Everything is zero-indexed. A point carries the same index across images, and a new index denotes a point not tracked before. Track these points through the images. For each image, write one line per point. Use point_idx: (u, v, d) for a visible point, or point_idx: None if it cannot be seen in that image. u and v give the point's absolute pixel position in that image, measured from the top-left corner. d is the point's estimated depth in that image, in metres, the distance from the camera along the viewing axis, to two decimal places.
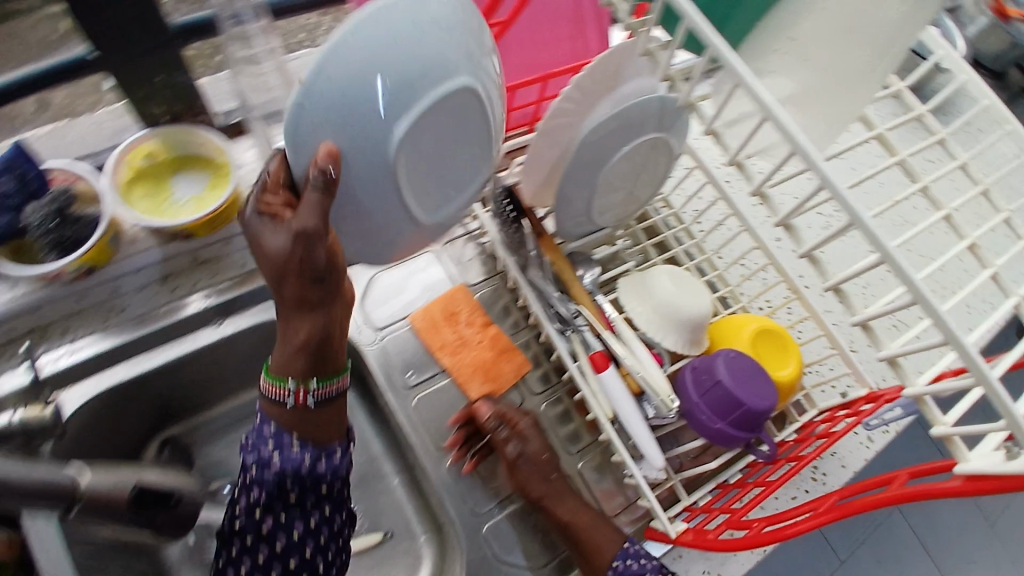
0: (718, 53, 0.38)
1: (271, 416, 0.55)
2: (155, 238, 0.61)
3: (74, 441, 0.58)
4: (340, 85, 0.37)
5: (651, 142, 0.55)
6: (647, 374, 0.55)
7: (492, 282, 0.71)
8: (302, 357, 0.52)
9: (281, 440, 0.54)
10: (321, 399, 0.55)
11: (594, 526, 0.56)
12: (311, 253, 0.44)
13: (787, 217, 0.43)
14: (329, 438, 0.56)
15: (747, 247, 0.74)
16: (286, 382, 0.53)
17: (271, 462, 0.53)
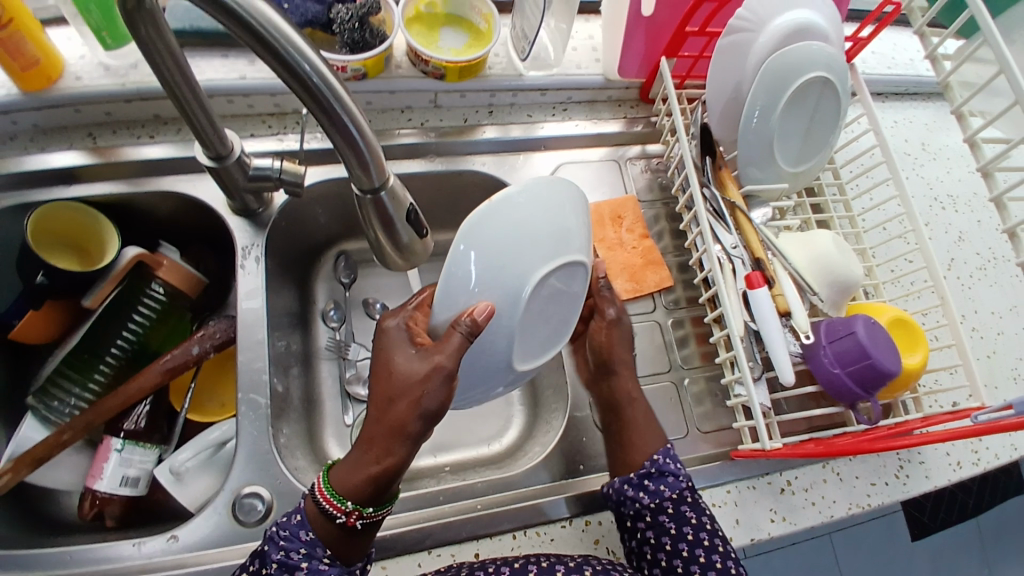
0: (980, 21, 0.52)
1: (313, 526, 0.51)
2: (414, 70, 0.72)
3: (300, 204, 0.73)
4: (498, 226, 0.51)
5: (821, 86, 0.67)
6: (793, 301, 0.62)
7: (654, 207, 0.78)
8: (367, 481, 0.50)
9: (313, 552, 0.50)
10: (368, 523, 0.51)
11: (642, 417, 0.63)
12: (430, 381, 0.50)
13: (988, 167, 0.55)
14: (349, 556, 0.52)
15: (900, 252, 0.78)
16: (345, 501, 0.50)
17: (297, 569, 0.49)
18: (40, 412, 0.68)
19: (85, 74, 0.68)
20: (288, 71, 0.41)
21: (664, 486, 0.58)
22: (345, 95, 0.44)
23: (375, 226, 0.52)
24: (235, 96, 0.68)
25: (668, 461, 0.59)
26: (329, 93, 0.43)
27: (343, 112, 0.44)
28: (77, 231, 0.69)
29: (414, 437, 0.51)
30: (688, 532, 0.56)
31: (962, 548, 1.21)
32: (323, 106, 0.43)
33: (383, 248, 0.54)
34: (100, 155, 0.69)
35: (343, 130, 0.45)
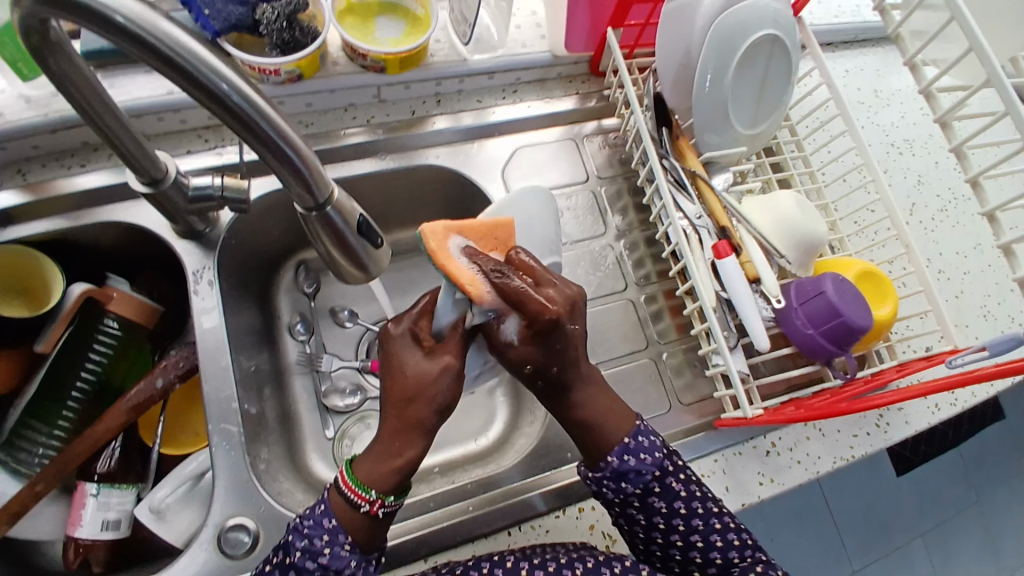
0: None
1: (336, 513, 0.49)
2: (354, 65, 0.69)
3: (251, 217, 0.70)
4: (484, 241, 0.53)
5: (770, 44, 0.66)
6: (761, 267, 0.62)
7: (617, 183, 0.77)
8: (393, 472, 0.49)
9: (336, 539, 0.48)
10: (389, 512, 0.50)
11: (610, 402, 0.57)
12: (443, 374, 0.51)
13: (946, 117, 0.55)
14: (370, 545, 0.50)
15: (862, 203, 0.78)
16: (370, 489, 0.49)
17: (320, 556, 0.48)
18: (8, 464, 0.65)
19: (3, 106, 0.64)
20: (206, 95, 0.39)
21: (659, 512, 0.55)
22: (275, 115, 0.41)
23: (326, 242, 0.50)
24: (166, 113, 0.65)
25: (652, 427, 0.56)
26: (254, 113, 0.40)
27: (273, 132, 0.42)
28: (18, 273, 0.66)
29: (433, 428, 0.52)
30: (698, 540, 0.54)
31: (943, 475, 1.26)
32: (251, 128, 0.41)
33: (341, 262, 0.52)
34: (31, 192, 0.65)
35: (277, 151, 0.42)
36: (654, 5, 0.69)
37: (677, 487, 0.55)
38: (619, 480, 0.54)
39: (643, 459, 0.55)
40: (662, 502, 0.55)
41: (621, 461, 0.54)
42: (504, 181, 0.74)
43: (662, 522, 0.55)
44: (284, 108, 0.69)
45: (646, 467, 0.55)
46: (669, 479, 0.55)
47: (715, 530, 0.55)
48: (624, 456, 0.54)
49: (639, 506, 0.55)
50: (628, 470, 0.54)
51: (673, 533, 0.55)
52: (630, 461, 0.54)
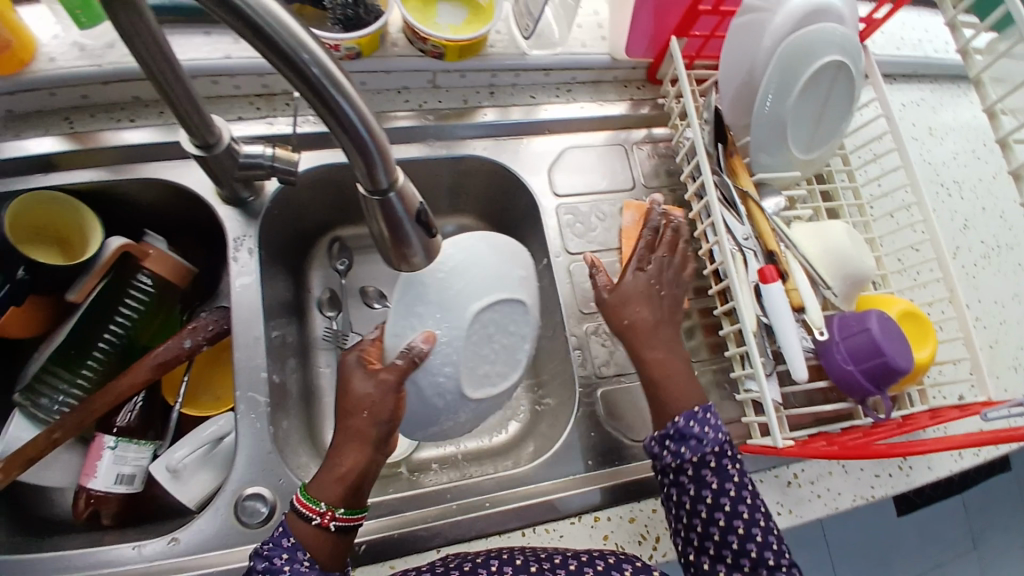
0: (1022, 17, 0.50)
1: (295, 532, 0.50)
2: (412, 49, 0.68)
3: (293, 190, 0.70)
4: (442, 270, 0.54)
5: (834, 70, 0.64)
6: (806, 296, 0.61)
7: (661, 194, 0.76)
8: (345, 488, 0.51)
9: (295, 555, 0.49)
10: (342, 525, 0.51)
11: (677, 380, 0.59)
12: (382, 398, 0.52)
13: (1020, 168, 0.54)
14: (333, 565, 0.50)
15: (909, 242, 0.77)
16: (319, 502, 0.50)
17: (280, 573, 0.47)
18: (28, 409, 0.66)
19: (60, 55, 0.64)
20: (277, 54, 0.35)
21: (710, 486, 0.54)
22: (347, 81, 0.37)
23: (382, 227, 0.44)
24: (221, 78, 0.64)
25: (692, 424, 0.56)
26: (331, 86, 0.36)
27: (343, 99, 0.37)
28: (57, 223, 0.66)
29: (380, 449, 0.53)
30: (740, 526, 0.53)
31: (946, 522, 1.25)
32: (324, 100, 0.37)
33: (398, 261, 0.47)
34: (80, 142, 0.65)
35: (345, 120, 0.38)
36: (722, 18, 0.67)
37: (730, 470, 0.55)
38: (681, 442, 0.55)
39: (706, 433, 0.56)
40: (713, 479, 0.55)
41: (686, 425, 0.55)
42: (550, 182, 0.74)
43: (711, 497, 0.54)
44: None
45: (695, 449, 0.55)
46: (725, 458, 0.55)
47: (757, 525, 0.53)
48: (668, 441, 0.56)
49: (692, 475, 0.55)
50: (690, 435, 0.55)
51: (717, 510, 0.54)
52: (694, 428, 0.56)
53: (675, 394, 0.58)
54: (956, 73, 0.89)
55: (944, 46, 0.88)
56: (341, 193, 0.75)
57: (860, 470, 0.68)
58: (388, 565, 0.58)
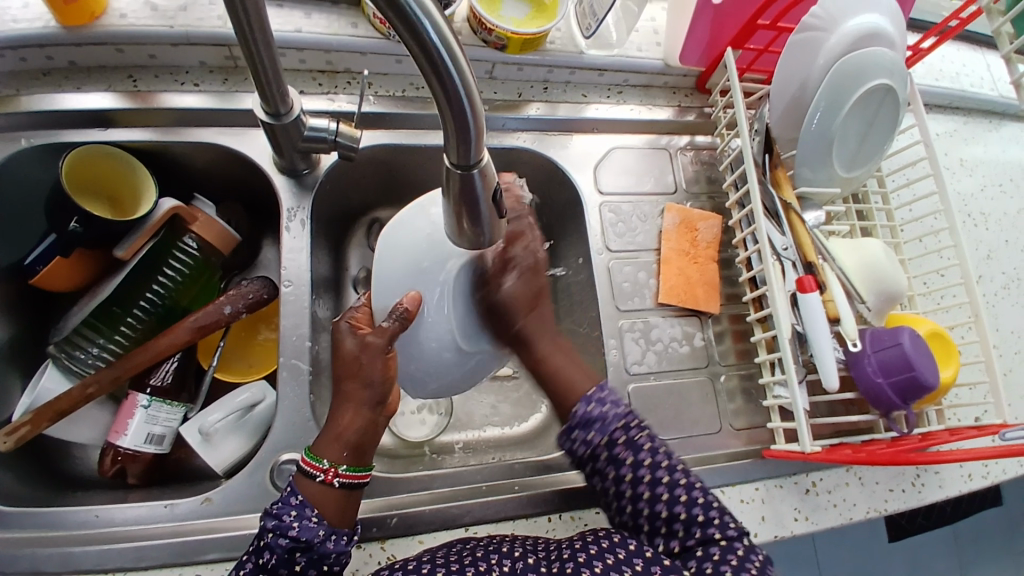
0: None
1: (302, 491, 0.51)
2: (475, 39, 0.70)
3: (345, 165, 0.71)
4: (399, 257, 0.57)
5: (882, 93, 0.66)
6: (842, 308, 0.63)
7: (700, 200, 0.78)
8: (345, 447, 0.52)
9: (303, 512, 0.50)
10: (348, 483, 0.52)
11: (571, 369, 0.61)
12: (375, 366, 0.52)
13: None
14: (341, 523, 0.52)
15: (935, 266, 0.79)
16: (321, 460, 0.51)
17: (289, 530, 0.49)
18: (62, 361, 0.66)
19: (130, 11, 0.64)
20: (395, 11, 0.32)
21: (625, 462, 0.56)
22: (461, 54, 0.34)
23: (455, 204, 0.41)
24: (288, 50, 0.66)
25: (594, 406, 0.58)
26: (447, 55, 0.34)
27: (455, 71, 0.34)
28: (112, 180, 0.67)
29: (382, 414, 0.54)
30: (663, 492, 0.55)
31: (936, 554, 1.23)
32: (436, 69, 0.34)
33: (455, 227, 0.44)
34: (139, 100, 0.66)
35: (452, 94, 0.35)
36: (778, 34, 0.70)
37: (640, 441, 0.57)
38: (587, 427, 0.57)
39: (607, 411, 0.58)
40: (626, 453, 0.56)
41: (586, 409, 0.58)
42: (594, 179, 0.76)
43: (629, 473, 0.55)
44: (399, 67, 0.70)
45: (601, 430, 0.57)
46: (632, 430, 0.57)
47: (679, 484, 0.55)
48: (574, 430, 0.58)
49: (606, 457, 0.56)
50: (592, 418, 0.58)
51: (639, 485, 0.55)
52: (595, 410, 0.58)
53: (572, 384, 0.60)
54: (989, 109, 0.92)
55: (982, 81, 0.90)
56: (389, 174, 0.76)
57: (874, 483, 0.70)
58: (416, 540, 0.60)
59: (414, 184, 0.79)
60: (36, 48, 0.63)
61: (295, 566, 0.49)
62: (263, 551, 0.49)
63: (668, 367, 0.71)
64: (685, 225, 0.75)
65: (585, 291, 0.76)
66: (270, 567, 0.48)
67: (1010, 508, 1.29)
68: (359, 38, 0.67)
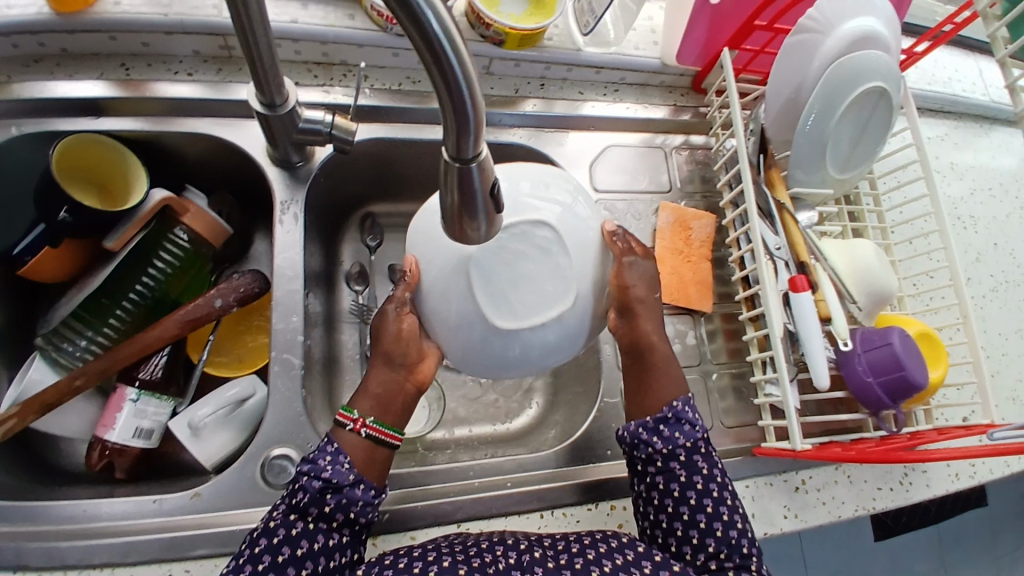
0: None
1: (337, 440, 0.53)
2: (474, 34, 0.70)
3: (339, 158, 0.71)
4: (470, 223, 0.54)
5: (876, 96, 0.67)
6: (834, 308, 0.63)
7: (694, 199, 0.78)
8: (371, 400, 0.55)
9: (336, 457, 0.51)
10: (375, 434, 0.53)
11: (670, 365, 0.60)
12: (389, 334, 0.57)
13: None
14: (368, 472, 0.52)
15: (924, 268, 0.80)
16: (352, 410, 0.54)
17: (323, 472, 0.50)
18: (50, 353, 0.66)
19: None
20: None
21: (700, 471, 0.57)
22: (462, 46, 0.34)
23: (453, 199, 0.41)
24: (285, 41, 0.65)
25: (687, 409, 0.58)
26: (449, 45, 0.34)
27: (456, 61, 0.34)
28: (104, 170, 0.66)
29: (411, 381, 0.57)
30: (708, 505, 0.56)
31: (921, 553, 1.24)
32: (437, 61, 0.34)
33: (451, 224, 0.43)
34: (132, 89, 0.65)
35: (452, 84, 0.35)
36: (774, 35, 0.70)
37: (712, 456, 0.58)
38: (654, 432, 0.57)
39: (697, 420, 0.59)
40: (682, 471, 0.56)
41: (683, 408, 0.58)
42: (590, 176, 0.76)
43: (677, 490, 0.56)
44: (396, 60, 0.70)
45: (687, 434, 0.57)
46: (695, 454, 0.57)
47: (726, 498, 0.56)
48: (661, 426, 0.57)
49: (683, 461, 0.57)
50: (638, 440, 0.57)
51: (683, 505, 0.56)
52: (688, 412, 0.58)
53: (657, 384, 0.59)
54: (979, 115, 0.93)
55: (973, 86, 0.91)
56: (384, 168, 0.76)
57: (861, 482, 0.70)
58: (409, 534, 0.59)
59: (410, 178, 0.79)
60: (27, 35, 0.63)
61: (325, 507, 0.49)
62: (294, 494, 0.50)
63: None
64: (680, 223, 0.75)
65: None
66: (300, 510, 0.49)
67: (992, 510, 1.31)
68: (357, 30, 0.66)
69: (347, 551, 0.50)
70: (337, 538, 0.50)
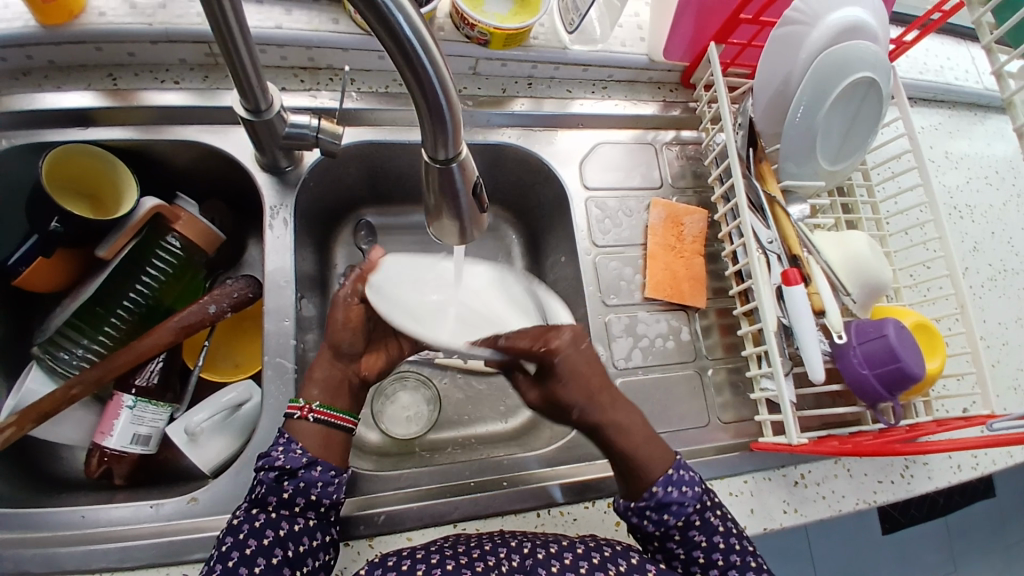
0: None
1: (289, 431, 0.55)
2: (459, 35, 0.70)
3: (328, 163, 0.71)
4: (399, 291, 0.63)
5: (865, 86, 0.66)
6: (828, 300, 0.63)
7: (686, 195, 0.78)
8: (315, 387, 0.57)
9: (289, 445, 0.54)
10: (324, 418, 0.56)
11: (645, 446, 0.55)
12: (336, 322, 0.60)
13: None
14: (326, 455, 0.55)
15: (921, 258, 0.79)
16: (297, 400, 0.57)
17: (276, 461, 0.52)
18: (46, 363, 0.65)
19: (110, 10, 0.64)
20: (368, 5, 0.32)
21: (699, 544, 0.55)
22: (435, 47, 0.34)
23: (436, 197, 0.41)
24: (269, 46, 0.66)
25: (669, 491, 0.54)
26: (421, 48, 0.34)
27: (428, 63, 0.34)
28: (94, 179, 0.66)
29: (356, 371, 0.60)
30: (720, 558, 0.54)
31: (929, 546, 1.23)
32: (410, 62, 0.34)
33: (436, 222, 0.44)
34: (120, 99, 0.66)
35: (426, 87, 0.35)
36: (761, 28, 0.70)
37: (715, 523, 0.55)
38: (643, 512, 0.54)
39: (685, 493, 0.55)
40: (682, 544, 0.55)
41: (665, 492, 0.54)
42: (581, 173, 0.76)
43: (682, 553, 0.55)
44: (382, 63, 0.70)
45: (677, 513, 0.54)
46: (695, 518, 0.55)
47: (735, 563, 0.54)
48: (647, 509, 0.54)
49: (680, 539, 0.55)
50: (629, 512, 0.56)
51: (693, 564, 0.55)
52: (673, 493, 0.54)
53: (641, 468, 0.55)
54: (973, 102, 0.92)
55: (965, 74, 0.91)
56: (375, 171, 0.76)
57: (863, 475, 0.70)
58: (403, 536, 0.59)
59: (400, 180, 0.79)
60: (15, 48, 0.63)
61: (283, 493, 0.52)
62: (252, 499, 0.52)
63: (655, 362, 0.71)
64: (672, 218, 0.75)
65: (571, 287, 0.76)
66: (259, 502, 0.51)
67: (1000, 500, 1.29)
68: (341, 34, 0.66)
69: (317, 534, 0.52)
70: (303, 522, 0.52)
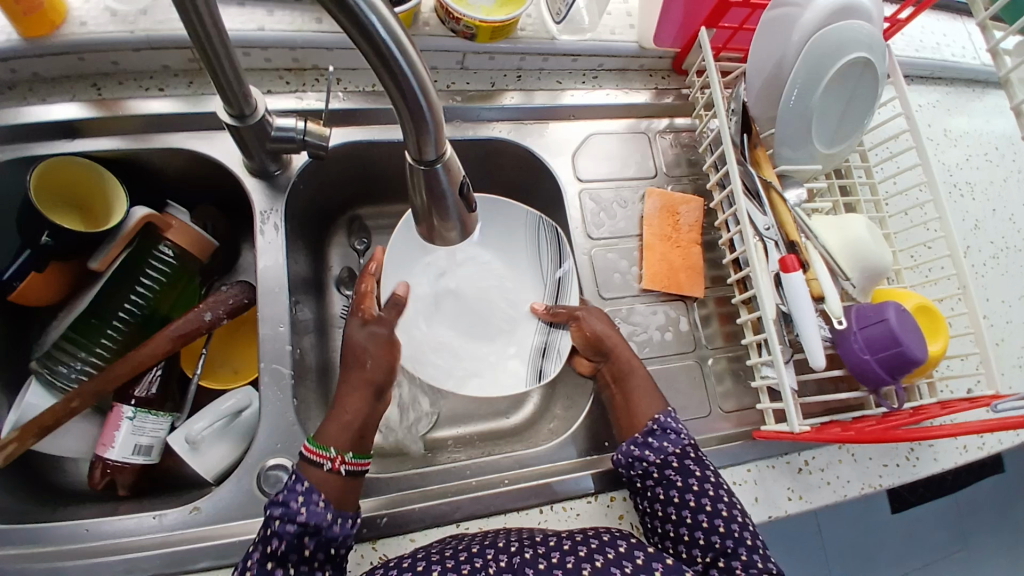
0: None
1: (307, 478, 0.53)
2: (445, 31, 0.69)
3: (318, 165, 0.71)
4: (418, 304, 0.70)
5: (860, 67, 0.65)
6: (827, 286, 0.62)
7: (681, 183, 0.77)
8: (349, 429, 0.57)
9: (311, 496, 0.52)
10: (351, 470, 0.55)
11: (648, 387, 0.64)
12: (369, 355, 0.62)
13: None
14: (345, 505, 0.54)
15: (921, 238, 0.79)
16: (328, 448, 0.55)
17: (298, 516, 0.50)
18: (44, 377, 0.65)
19: (91, 19, 0.63)
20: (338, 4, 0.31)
21: (675, 485, 0.57)
22: (411, 46, 0.33)
23: (421, 199, 0.40)
24: (252, 50, 0.65)
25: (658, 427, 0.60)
26: (397, 48, 0.33)
27: (404, 63, 0.33)
28: (84, 190, 0.65)
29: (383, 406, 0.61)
30: (703, 518, 0.55)
31: (938, 526, 1.23)
32: (386, 61, 0.33)
33: (425, 225, 0.43)
34: (106, 109, 0.65)
35: (403, 86, 0.34)
36: (752, 11, 0.68)
37: (691, 469, 0.58)
38: (646, 445, 0.59)
39: (667, 439, 0.59)
40: (676, 477, 0.58)
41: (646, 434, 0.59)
42: (574, 165, 0.75)
43: (675, 496, 0.57)
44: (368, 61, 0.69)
45: (674, 441, 0.59)
46: (688, 460, 0.59)
47: (715, 529, 0.54)
48: (649, 438, 0.59)
49: (657, 478, 0.58)
50: (648, 444, 0.59)
51: (683, 508, 0.56)
52: (653, 440, 0.59)
53: (640, 405, 0.62)
54: (972, 77, 0.91)
55: (963, 50, 0.89)
56: (366, 170, 0.75)
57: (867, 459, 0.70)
58: (405, 538, 0.59)
59: (391, 179, 0.78)
60: None
61: (304, 550, 0.50)
62: (270, 549, 0.49)
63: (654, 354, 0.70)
64: (668, 205, 0.74)
65: None
66: (278, 557, 0.49)
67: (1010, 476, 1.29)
68: (325, 34, 0.65)
69: None
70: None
